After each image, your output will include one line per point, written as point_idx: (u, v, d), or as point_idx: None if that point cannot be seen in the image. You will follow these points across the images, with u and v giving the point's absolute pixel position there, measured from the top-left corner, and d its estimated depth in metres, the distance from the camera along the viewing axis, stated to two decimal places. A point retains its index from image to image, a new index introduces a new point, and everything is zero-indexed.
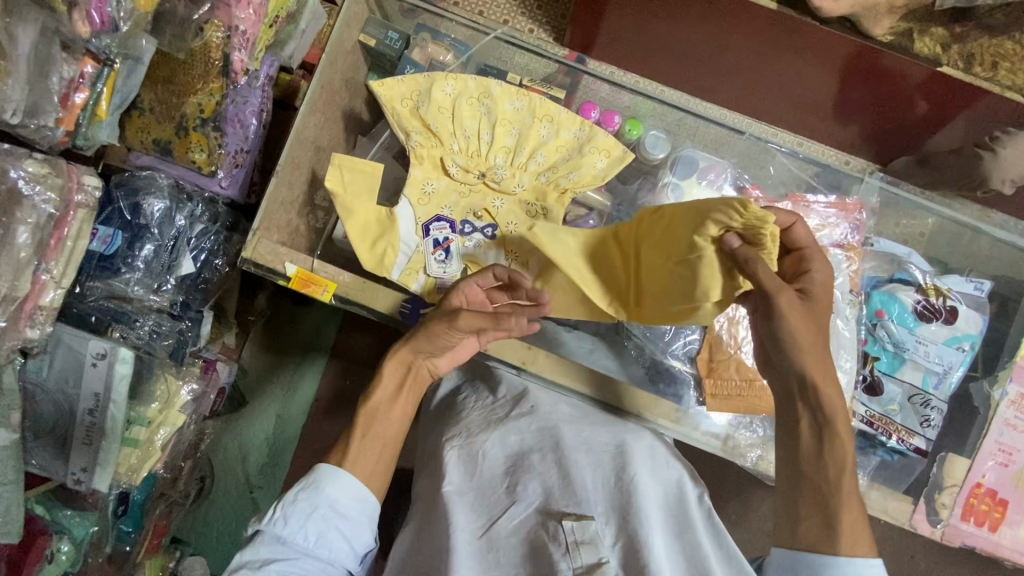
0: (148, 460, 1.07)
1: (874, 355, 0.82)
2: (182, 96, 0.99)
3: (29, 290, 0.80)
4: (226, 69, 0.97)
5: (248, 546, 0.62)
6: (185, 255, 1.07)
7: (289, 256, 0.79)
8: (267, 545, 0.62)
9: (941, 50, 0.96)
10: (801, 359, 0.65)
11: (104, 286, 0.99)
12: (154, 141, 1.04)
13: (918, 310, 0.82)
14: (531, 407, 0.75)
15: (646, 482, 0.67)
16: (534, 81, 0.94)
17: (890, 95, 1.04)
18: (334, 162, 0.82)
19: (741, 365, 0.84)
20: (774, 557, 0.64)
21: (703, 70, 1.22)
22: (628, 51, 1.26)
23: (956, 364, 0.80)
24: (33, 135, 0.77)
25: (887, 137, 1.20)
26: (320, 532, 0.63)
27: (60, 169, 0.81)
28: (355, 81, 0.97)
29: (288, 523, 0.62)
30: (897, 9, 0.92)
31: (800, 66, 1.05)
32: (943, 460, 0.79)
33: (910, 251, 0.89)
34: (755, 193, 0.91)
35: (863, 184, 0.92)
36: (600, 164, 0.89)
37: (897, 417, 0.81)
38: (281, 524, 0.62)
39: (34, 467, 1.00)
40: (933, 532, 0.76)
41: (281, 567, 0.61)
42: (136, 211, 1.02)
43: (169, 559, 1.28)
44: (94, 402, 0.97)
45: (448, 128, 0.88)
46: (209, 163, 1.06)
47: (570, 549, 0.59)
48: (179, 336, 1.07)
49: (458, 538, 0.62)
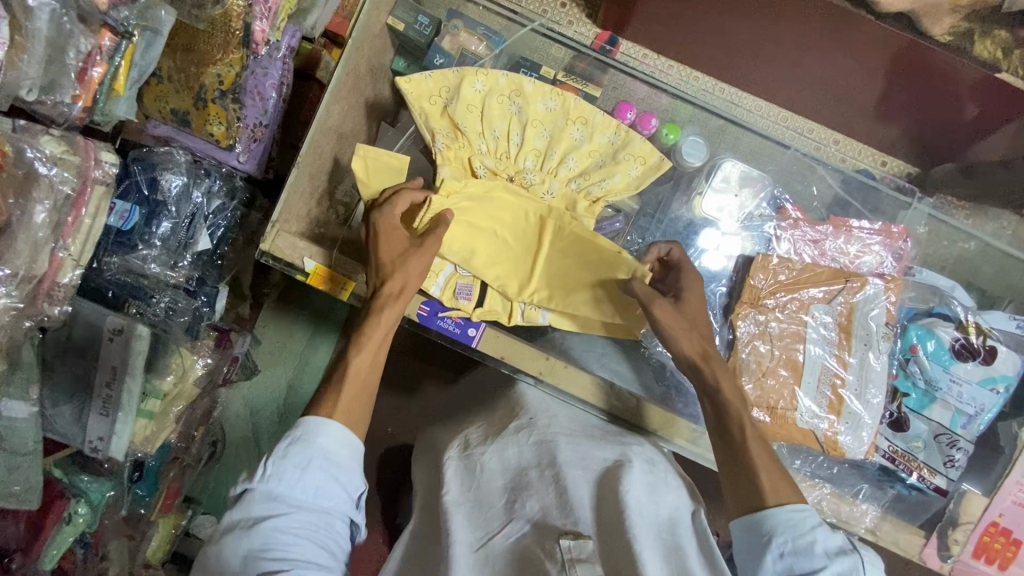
0: (163, 431, 1.08)
1: (904, 390, 0.80)
2: (201, 65, 0.95)
3: (47, 269, 0.79)
4: (247, 39, 0.94)
5: (236, 505, 0.60)
6: (202, 232, 1.07)
7: (309, 251, 0.77)
8: (258, 502, 0.60)
9: (1001, 55, 0.85)
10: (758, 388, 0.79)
11: (121, 261, 0.98)
12: (172, 110, 1.02)
13: (955, 348, 0.79)
14: (529, 419, 0.75)
15: (637, 498, 0.64)
16: (569, 77, 0.92)
17: (934, 100, 0.99)
18: (359, 153, 0.80)
19: (765, 389, 0.79)
20: (735, 528, 0.66)
21: (743, 57, 1.14)
22: (665, 30, 1.17)
23: (988, 406, 0.78)
24: (50, 111, 0.75)
25: (933, 143, 1.13)
26: (317, 483, 0.61)
27: (77, 147, 0.79)
28: (381, 66, 0.93)
29: (282, 478, 0.60)
30: (960, 7, 0.82)
31: (845, 66, 1.00)
32: (960, 497, 0.78)
33: (955, 283, 0.85)
34: (795, 213, 0.87)
35: (911, 211, 0.91)
36: (634, 172, 0.86)
37: (920, 454, 0.79)
38: (276, 479, 0.60)
39: (52, 434, 1.00)
40: (942, 566, 0.76)
41: (275, 523, 0.59)
42: (153, 186, 1.01)
43: (180, 518, 1.32)
44: (111, 374, 0.96)
45: (478, 128, 0.85)
46: (228, 137, 1.04)
47: (566, 566, 0.57)
48: (195, 313, 1.06)
49: (454, 551, 0.63)
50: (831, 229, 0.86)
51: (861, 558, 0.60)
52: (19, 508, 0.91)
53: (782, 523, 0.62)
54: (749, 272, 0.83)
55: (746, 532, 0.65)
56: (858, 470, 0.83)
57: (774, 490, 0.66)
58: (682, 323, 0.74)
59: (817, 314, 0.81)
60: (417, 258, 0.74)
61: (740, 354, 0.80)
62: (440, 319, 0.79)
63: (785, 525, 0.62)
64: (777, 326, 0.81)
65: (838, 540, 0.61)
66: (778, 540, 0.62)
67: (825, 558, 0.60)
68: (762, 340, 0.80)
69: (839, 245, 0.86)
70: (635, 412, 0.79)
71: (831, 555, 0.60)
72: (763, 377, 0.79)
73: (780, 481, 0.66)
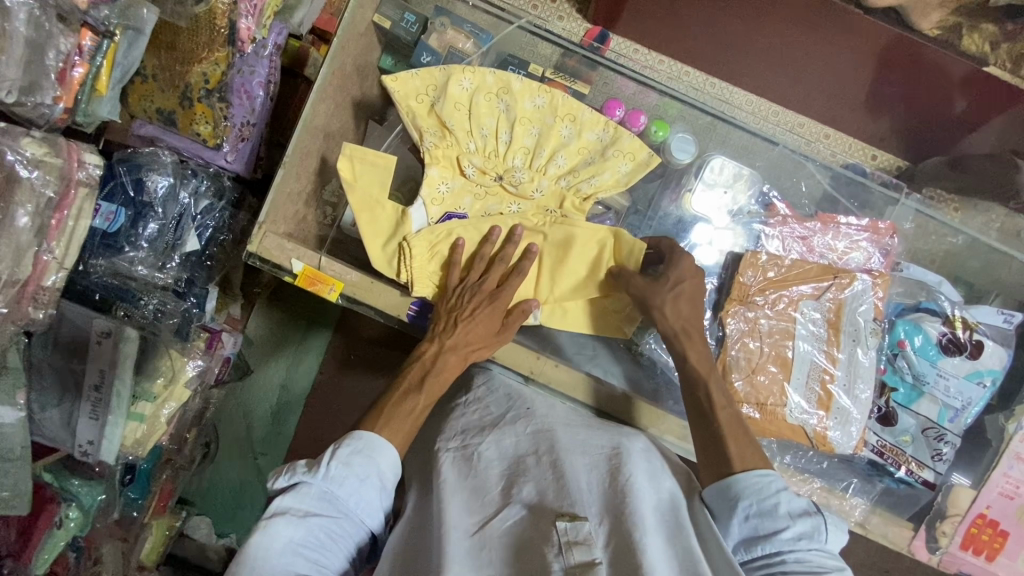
0: (154, 434, 1.06)
1: (891, 385, 0.81)
2: (186, 64, 0.94)
3: (31, 272, 0.78)
4: (232, 37, 0.92)
5: (288, 493, 0.61)
6: (191, 233, 1.06)
7: (296, 252, 0.76)
8: (311, 497, 0.61)
9: (988, 49, 0.84)
10: (750, 385, 0.79)
11: (108, 263, 0.97)
12: (158, 110, 1.00)
13: (943, 342, 0.80)
14: (527, 409, 0.76)
15: (643, 486, 0.65)
16: (557, 74, 0.92)
17: (922, 93, 0.99)
18: (346, 153, 0.80)
19: (756, 385, 0.79)
20: (707, 493, 0.67)
21: (735, 50, 1.14)
22: (655, 25, 1.17)
23: (975, 400, 0.79)
24: (30, 113, 0.73)
25: (919, 135, 1.14)
26: (366, 499, 0.63)
27: (60, 149, 0.78)
28: (368, 64, 0.92)
29: (343, 485, 0.61)
30: (948, 3, 0.79)
31: (834, 61, 1.00)
32: (948, 490, 0.79)
33: (941, 278, 0.86)
34: (784, 210, 0.88)
35: (899, 207, 0.91)
36: (624, 169, 0.86)
37: (909, 448, 0.80)
38: (337, 484, 0.61)
39: (41, 438, 0.99)
40: (930, 558, 0.77)
41: (322, 522, 0.60)
42: (140, 187, 0.99)
43: (175, 520, 1.33)
44: (100, 377, 0.95)
45: (465, 126, 0.84)
46: (215, 136, 1.02)
47: (564, 549, 0.58)
48: (184, 314, 1.06)
49: (451, 535, 0.62)
50: (819, 226, 0.86)
51: (823, 520, 0.61)
52: (9, 513, 0.90)
53: (749, 489, 0.64)
54: (738, 270, 0.83)
55: (717, 495, 0.66)
56: (847, 465, 0.84)
57: (742, 462, 0.66)
58: (667, 307, 0.76)
59: (806, 311, 0.82)
60: (479, 327, 0.75)
61: (728, 352, 0.80)
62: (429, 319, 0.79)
63: (751, 490, 0.63)
64: (766, 324, 0.81)
65: (801, 501, 0.62)
66: (744, 502, 0.63)
67: (787, 518, 0.61)
68: (753, 337, 0.81)
69: (827, 242, 0.86)
70: (625, 411, 0.79)
71: (794, 516, 0.61)
72: (753, 374, 0.80)
73: (748, 454, 0.67)
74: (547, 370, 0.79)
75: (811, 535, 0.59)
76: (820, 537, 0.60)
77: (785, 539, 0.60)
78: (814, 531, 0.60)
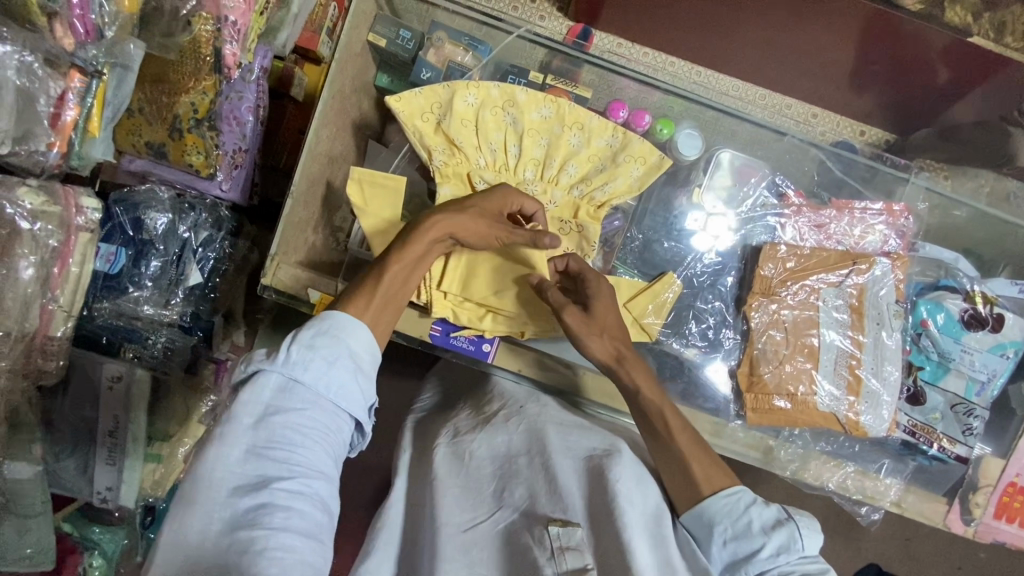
0: (172, 472, 1.06)
1: (917, 364, 0.82)
2: (173, 95, 0.88)
3: (39, 324, 0.76)
4: (218, 65, 0.87)
5: (247, 385, 0.53)
6: (193, 266, 1.03)
7: (312, 282, 0.75)
8: (270, 388, 0.53)
9: (972, 19, 0.86)
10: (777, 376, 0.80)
11: (113, 305, 0.95)
12: (148, 144, 0.95)
13: (965, 318, 0.81)
14: (520, 407, 0.77)
15: (628, 489, 0.63)
16: (557, 80, 0.91)
17: (915, 68, 0.99)
18: (355, 177, 0.79)
19: (784, 377, 0.80)
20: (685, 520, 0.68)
21: (722, 39, 1.14)
22: (642, 19, 1.17)
23: (999, 372, 0.80)
24: (26, 162, 0.71)
25: (911, 109, 1.15)
26: (338, 379, 0.55)
27: (58, 195, 0.76)
28: (364, 84, 0.91)
29: (305, 368, 0.54)
30: None
31: (823, 44, 1.01)
32: (980, 462, 0.79)
33: (957, 255, 0.88)
34: (797, 199, 0.88)
35: (909, 187, 0.91)
36: (635, 173, 0.86)
37: (939, 425, 0.81)
38: (298, 366, 0.54)
39: (58, 489, 0.97)
40: (966, 530, 0.79)
41: (291, 416, 0.53)
42: (138, 225, 0.97)
43: None
44: (114, 423, 0.94)
45: (473, 142, 0.84)
46: (208, 165, 0.99)
47: (554, 553, 0.59)
48: (193, 349, 1.05)
49: (441, 533, 0.65)
50: (834, 213, 0.87)
51: (795, 526, 0.62)
52: (34, 569, 0.89)
53: (719, 512, 0.65)
54: (757, 263, 0.84)
55: (696, 523, 0.67)
56: (880, 447, 0.84)
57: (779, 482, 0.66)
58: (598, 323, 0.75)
59: (827, 298, 0.83)
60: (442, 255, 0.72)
61: (755, 345, 0.81)
62: (453, 338, 0.80)
63: (722, 513, 0.65)
64: (789, 315, 0.82)
65: (772, 512, 0.64)
66: (723, 531, 0.64)
67: (761, 534, 0.62)
68: (775, 328, 0.82)
69: (843, 227, 0.87)
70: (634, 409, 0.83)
71: (768, 530, 0.62)
72: (781, 367, 0.80)
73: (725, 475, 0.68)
74: (541, 373, 0.81)
75: (788, 547, 0.61)
76: (795, 545, 0.61)
77: (764, 557, 0.62)
78: (789, 541, 0.61)
